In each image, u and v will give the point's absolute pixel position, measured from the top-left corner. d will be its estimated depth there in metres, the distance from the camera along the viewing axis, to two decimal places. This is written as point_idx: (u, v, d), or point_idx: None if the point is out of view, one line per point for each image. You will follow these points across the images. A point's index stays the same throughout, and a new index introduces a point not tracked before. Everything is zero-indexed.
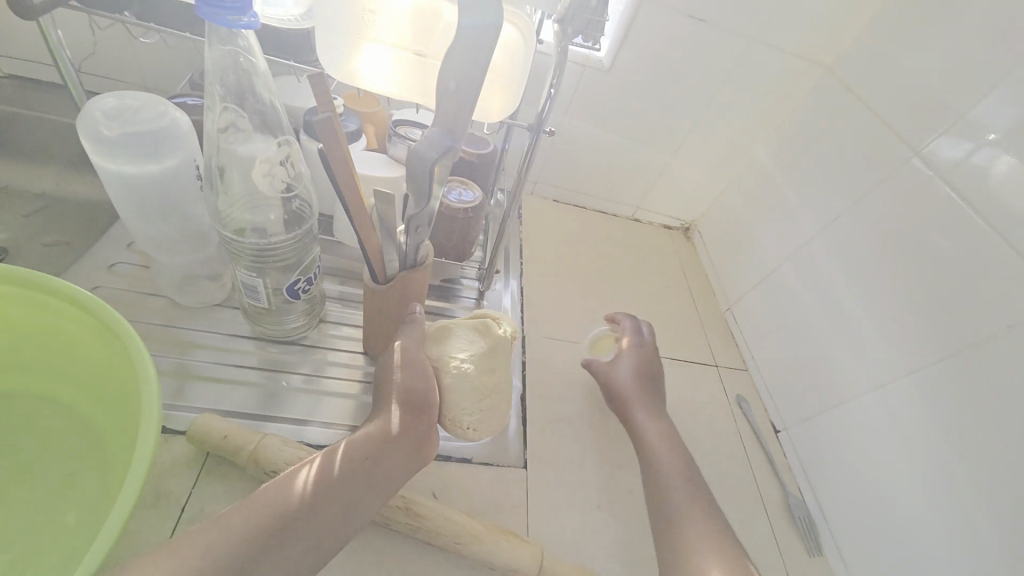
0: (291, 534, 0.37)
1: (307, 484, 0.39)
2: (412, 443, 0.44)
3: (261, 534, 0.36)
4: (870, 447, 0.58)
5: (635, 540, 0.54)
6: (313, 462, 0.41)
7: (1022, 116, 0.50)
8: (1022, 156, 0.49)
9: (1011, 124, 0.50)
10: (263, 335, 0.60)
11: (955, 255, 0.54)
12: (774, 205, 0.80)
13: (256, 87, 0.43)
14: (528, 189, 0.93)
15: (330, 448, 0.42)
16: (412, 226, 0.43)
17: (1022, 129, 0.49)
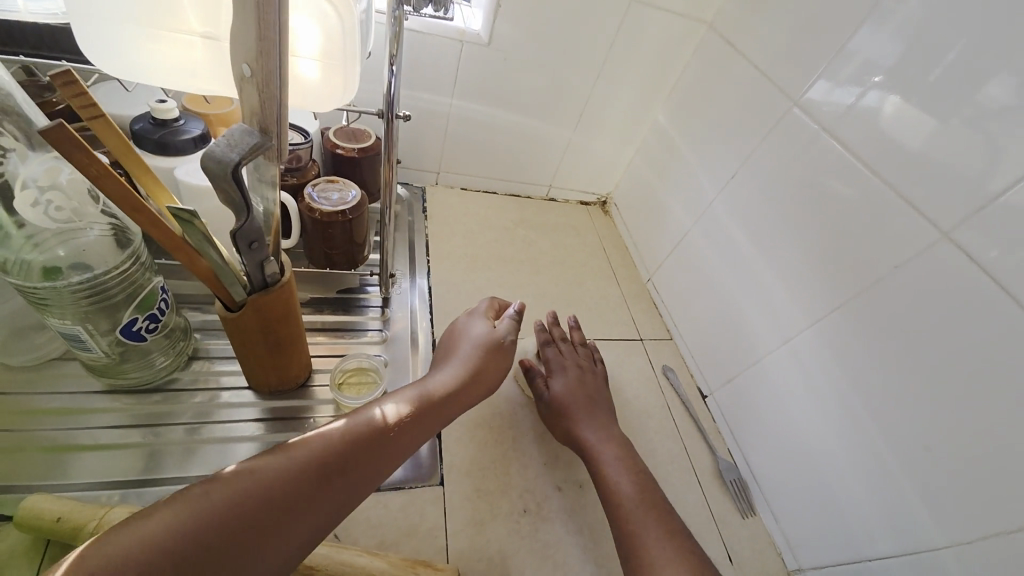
0: None
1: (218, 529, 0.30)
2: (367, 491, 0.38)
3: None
4: (788, 402, 0.58)
5: (567, 540, 0.51)
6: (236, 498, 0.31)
7: (902, 52, 0.48)
8: (909, 93, 0.47)
9: (895, 62, 0.49)
10: (120, 385, 0.51)
11: (848, 200, 0.53)
12: (678, 170, 0.79)
13: (9, 100, 0.36)
14: (432, 180, 0.87)
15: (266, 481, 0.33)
16: (243, 244, 0.36)
17: (904, 67, 0.48)
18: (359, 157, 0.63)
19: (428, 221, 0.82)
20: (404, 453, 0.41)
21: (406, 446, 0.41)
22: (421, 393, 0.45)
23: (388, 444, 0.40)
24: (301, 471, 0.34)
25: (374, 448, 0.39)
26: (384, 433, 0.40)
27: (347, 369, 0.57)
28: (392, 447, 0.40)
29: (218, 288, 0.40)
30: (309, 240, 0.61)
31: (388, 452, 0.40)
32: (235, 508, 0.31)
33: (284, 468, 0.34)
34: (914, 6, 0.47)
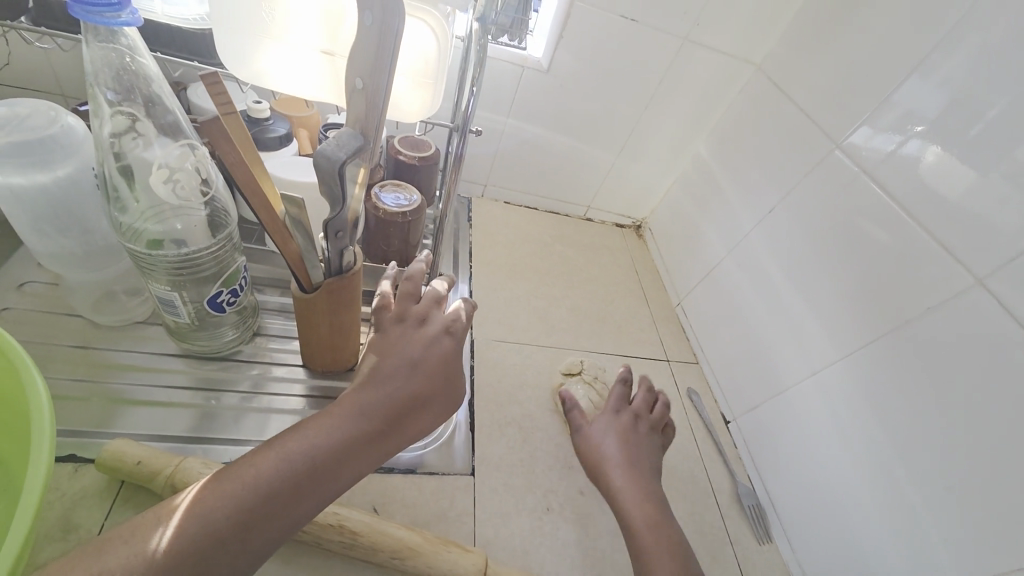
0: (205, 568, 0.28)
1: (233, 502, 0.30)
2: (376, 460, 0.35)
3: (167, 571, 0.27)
4: (812, 433, 0.60)
5: (587, 541, 0.54)
6: (246, 474, 0.30)
7: (947, 107, 0.51)
8: (950, 146, 0.50)
9: (939, 116, 0.51)
10: (193, 352, 0.57)
11: (884, 242, 0.55)
12: (715, 200, 0.82)
13: (151, 90, 0.42)
14: (478, 192, 0.92)
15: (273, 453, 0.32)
16: (331, 232, 0.41)
17: (948, 122, 0.50)
18: (419, 165, 0.69)
19: (472, 229, 0.86)
20: (367, 453, 0.34)
21: (360, 462, 0.34)
22: (381, 400, 0.35)
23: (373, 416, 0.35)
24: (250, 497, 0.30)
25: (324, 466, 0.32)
26: (332, 455, 0.33)
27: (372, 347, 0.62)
28: (340, 465, 0.33)
29: (299, 269, 0.45)
30: (368, 237, 0.66)
31: (336, 470, 0.33)
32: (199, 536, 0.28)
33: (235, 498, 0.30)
34: (964, 64, 0.49)
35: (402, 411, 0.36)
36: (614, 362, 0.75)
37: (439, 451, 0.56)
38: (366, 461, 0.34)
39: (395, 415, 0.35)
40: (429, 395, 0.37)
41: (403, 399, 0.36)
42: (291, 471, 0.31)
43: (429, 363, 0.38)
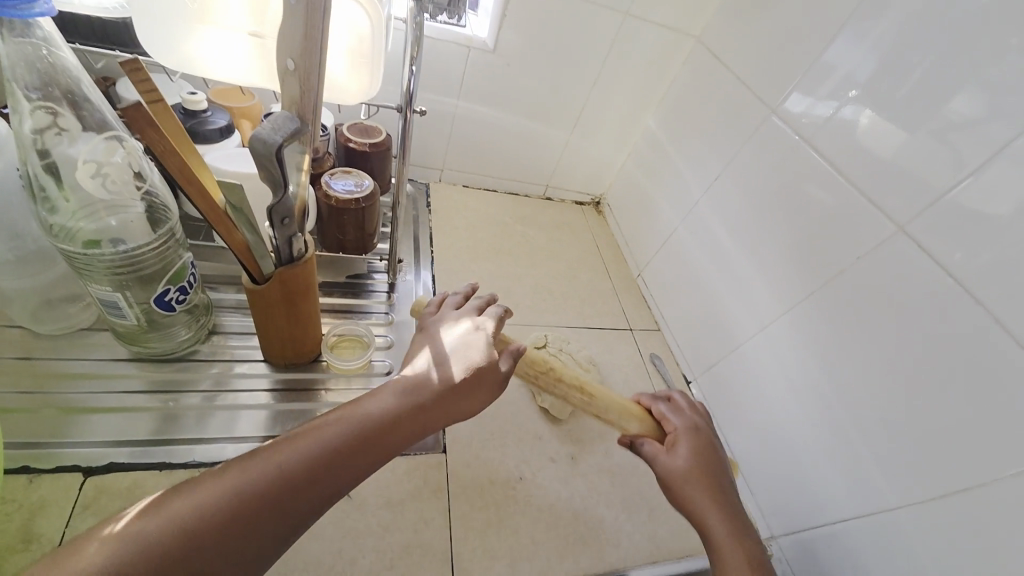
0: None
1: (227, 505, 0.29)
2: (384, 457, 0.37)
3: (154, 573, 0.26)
4: (764, 384, 0.63)
5: (560, 504, 0.56)
6: (246, 474, 0.31)
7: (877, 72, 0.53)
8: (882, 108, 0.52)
9: (869, 82, 0.54)
10: (146, 354, 0.55)
11: (817, 199, 0.58)
12: (666, 171, 0.85)
13: (72, 83, 0.40)
14: (435, 176, 0.92)
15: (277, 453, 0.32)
16: (277, 219, 0.41)
17: (879, 87, 0.53)
18: (371, 151, 0.68)
19: (432, 214, 0.86)
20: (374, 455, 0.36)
21: (400, 439, 0.38)
22: (421, 392, 0.39)
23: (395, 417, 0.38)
24: (264, 490, 0.31)
25: (345, 456, 0.34)
26: (379, 425, 0.37)
27: (335, 337, 0.62)
28: (359, 458, 0.35)
29: (248, 261, 0.44)
30: (323, 227, 0.65)
31: (360, 458, 0.35)
32: (206, 531, 0.28)
33: (247, 492, 0.30)
34: (891, 27, 0.52)
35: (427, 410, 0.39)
36: (578, 334, 0.77)
37: None
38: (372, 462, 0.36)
39: (389, 422, 0.37)
40: (444, 397, 0.40)
41: (383, 417, 0.37)
42: (310, 466, 0.33)
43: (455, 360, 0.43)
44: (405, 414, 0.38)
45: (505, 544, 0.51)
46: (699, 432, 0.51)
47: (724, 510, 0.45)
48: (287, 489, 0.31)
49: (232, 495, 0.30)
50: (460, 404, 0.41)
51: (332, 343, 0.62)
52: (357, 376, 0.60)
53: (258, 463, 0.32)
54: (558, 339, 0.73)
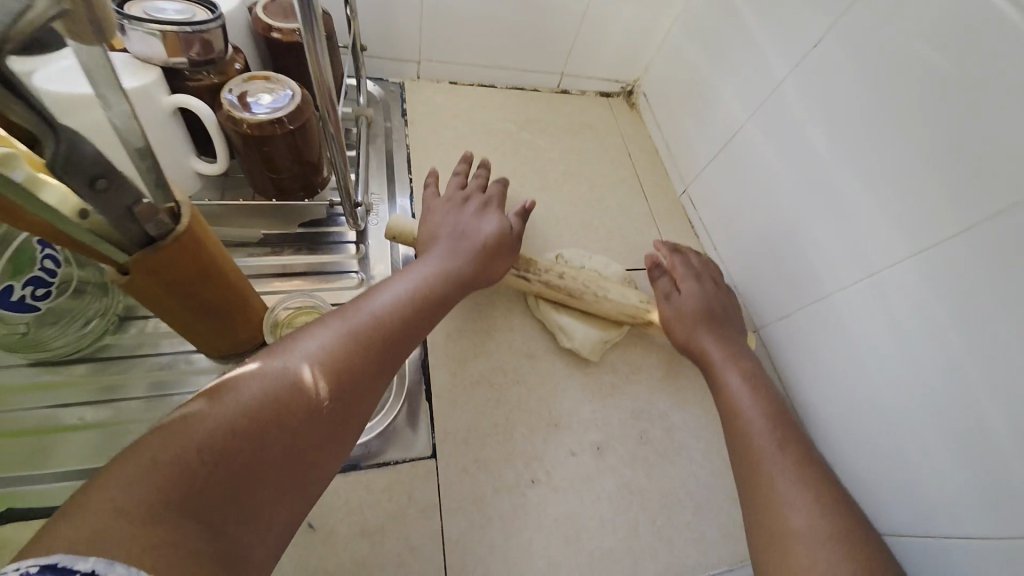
0: (244, 474, 0.26)
1: (265, 399, 0.28)
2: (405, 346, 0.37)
3: (208, 476, 0.24)
4: (860, 351, 0.47)
5: (582, 512, 0.45)
6: (276, 371, 0.30)
7: None
8: None
9: None
10: (43, 359, 0.43)
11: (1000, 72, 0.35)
12: (729, 40, 0.59)
13: None
14: (412, 73, 0.69)
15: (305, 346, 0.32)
16: (80, 182, 0.25)
17: None
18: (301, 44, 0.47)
19: (409, 127, 0.66)
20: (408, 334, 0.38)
21: (442, 303, 0.42)
22: (467, 255, 0.46)
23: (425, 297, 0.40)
24: (343, 349, 0.33)
25: (414, 310, 0.39)
26: (417, 298, 0.40)
27: (289, 311, 0.47)
28: (431, 303, 0.40)
29: (88, 251, 0.28)
30: (245, 163, 0.46)
31: (427, 311, 0.40)
32: (261, 422, 0.27)
33: (329, 353, 0.32)
34: None
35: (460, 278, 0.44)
36: None
37: (389, 434, 0.44)
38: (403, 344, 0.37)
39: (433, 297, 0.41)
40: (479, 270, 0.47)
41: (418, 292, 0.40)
42: (386, 323, 0.36)
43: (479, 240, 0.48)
44: (444, 293, 0.42)
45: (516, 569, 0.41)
46: (705, 276, 0.55)
47: (730, 343, 0.49)
48: (361, 347, 0.34)
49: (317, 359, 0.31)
50: (497, 268, 0.48)
51: (285, 320, 0.47)
52: None
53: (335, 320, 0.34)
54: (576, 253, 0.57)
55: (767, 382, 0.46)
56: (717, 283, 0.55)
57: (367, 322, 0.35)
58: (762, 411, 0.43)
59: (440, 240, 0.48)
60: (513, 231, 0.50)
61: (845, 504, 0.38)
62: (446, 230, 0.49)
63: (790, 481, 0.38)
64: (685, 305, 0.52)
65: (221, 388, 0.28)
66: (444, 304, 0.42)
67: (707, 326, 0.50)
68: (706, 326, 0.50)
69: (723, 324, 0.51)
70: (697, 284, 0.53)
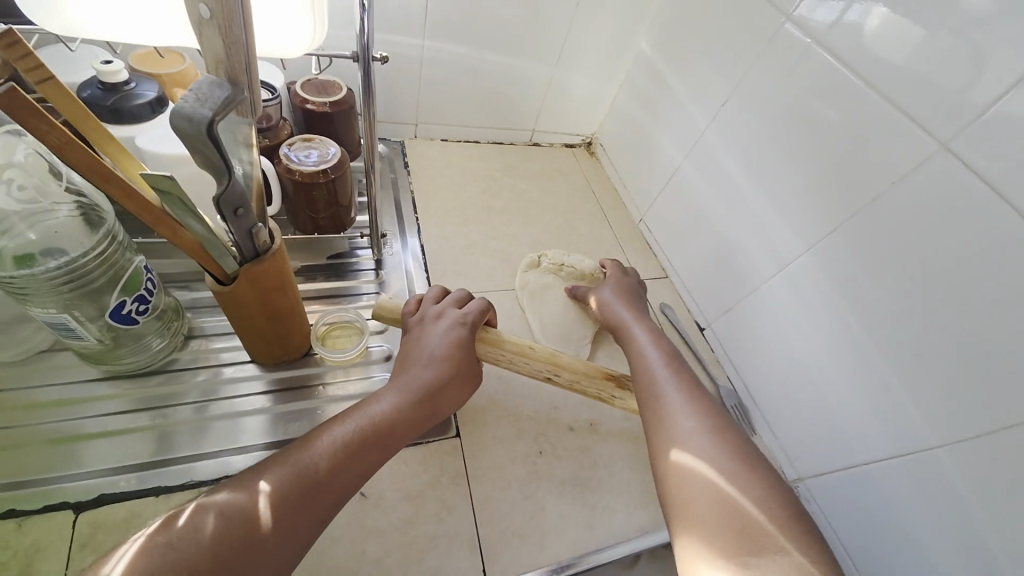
0: None
1: None
2: (310, 521, 0.33)
3: None
4: (786, 327, 0.60)
5: (582, 474, 0.54)
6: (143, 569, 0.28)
7: None
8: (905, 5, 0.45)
9: None
10: (120, 371, 0.50)
11: (843, 122, 0.52)
12: (663, 101, 0.76)
13: None
14: (410, 133, 0.83)
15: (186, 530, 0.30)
16: (228, 211, 0.34)
17: None
18: (333, 112, 0.60)
19: (412, 176, 0.78)
20: (317, 515, 0.34)
21: (367, 470, 0.38)
22: (422, 370, 0.44)
23: (344, 467, 0.36)
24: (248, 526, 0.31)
25: (352, 455, 0.37)
26: (333, 468, 0.36)
27: (325, 326, 0.57)
28: (352, 471, 0.36)
29: (208, 262, 0.38)
30: (291, 205, 0.57)
31: (348, 481, 0.36)
32: None
33: (232, 535, 0.31)
34: None
35: (391, 433, 0.40)
36: None
37: None
38: (308, 530, 0.33)
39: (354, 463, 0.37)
40: (418, 421, 0.42)
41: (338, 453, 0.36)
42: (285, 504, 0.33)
43: (435, 382, 0.44)
44: (369, 453, 0.38)
45: (531, 520, 0.49)
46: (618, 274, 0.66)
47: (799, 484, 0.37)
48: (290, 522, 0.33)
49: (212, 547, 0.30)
50: (461, 394, 0.47)
51: (323, 334, 0.57)
52: (356, 365, 0.56)
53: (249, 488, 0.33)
54: (557, 254, 0.71)
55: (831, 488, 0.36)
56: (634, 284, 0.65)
57: (290, 485, 0.34)
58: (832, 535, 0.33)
59: (399, 376, 0.44)
60: (477, 370, 0.48)
61: None
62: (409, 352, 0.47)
63: None
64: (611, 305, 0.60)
65: None
66: (387, 442, 0.39)
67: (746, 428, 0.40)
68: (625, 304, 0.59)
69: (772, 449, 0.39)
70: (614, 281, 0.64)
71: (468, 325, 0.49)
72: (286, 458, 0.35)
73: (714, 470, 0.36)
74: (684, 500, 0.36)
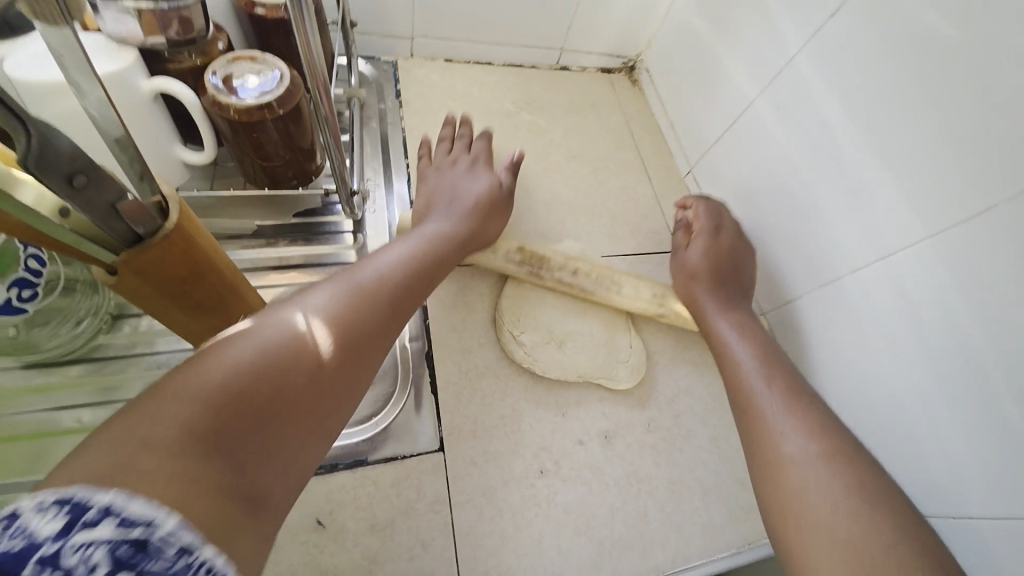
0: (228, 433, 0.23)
1: (252, 352, 0.26)
2: (391, 305, 0.34)
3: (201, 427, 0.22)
4: (874, 334, 0.46)
5: (592, 500, 0.45)
6: (265, 324, 0.28)
7: None
8: None
9: None
10: (33, 360, 0.41)
11: None
12: (741, 11, 0.56)
13: None
14: (405, 50, 0.66)
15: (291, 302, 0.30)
16: (57, 181, 0.22)
17: None
18: (289, 20, 0.45)
19: (405, 109, 0.63)
20: (397, 300, 0.35)
21: (430, 271, 0.40)
22: (462, 215, 0.48)
23: (409, 259, 0.39)
24: (299, 346, 0.27)
25: (409, 282, 0.37)
26: (402, 263, 0.38)
27: None
28: (417, 268, 0.39)
29: (68, 252, 0.26)
30: (234, 151, 0.44)
31: (420, 270, 0.39)
32: (261, 389, 0.25)
33: (340, 307, 0.31)
34: None
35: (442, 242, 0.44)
36: (611, 266, 0.59)
37: (397, 428, 0.44)
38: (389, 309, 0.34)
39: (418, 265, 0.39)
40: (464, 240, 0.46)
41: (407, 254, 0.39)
42: (380, 283, 0.35)
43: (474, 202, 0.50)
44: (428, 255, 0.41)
45: (526, 558, 0.41)
46: (722, 232, 0.56)
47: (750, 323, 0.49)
48: (350, 336, 0.30)
49: (264, 355, 0.26)
50: (494, 224, 0.51)
51: None
52: None
53: (339, 274, 0.34)
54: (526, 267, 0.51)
55: (766, 339, 0.47)
56: (734, 237, 0.56)
57: (368, 278, 0.34)
58: (830, 452, 0.36)
59: (438, 211, 0.49)
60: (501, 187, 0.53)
61: (848, 446, 0.37)
62: (445, 196, 0.51)
63: (844, 489, 0.34)
64: (694, 272, 0.53)
65: (228, 338, 0.27)
66: (438, 250, 0.43)
67: (710, 294, 0.51)
68: (708, 287, 0.52)
69: (728, 285, 0.52)
70: (709, 241, 0.54)
71: (489, 168, 0.55)
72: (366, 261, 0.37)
73: (823, 480, 0.34)
74: (785, 482, 0.35)
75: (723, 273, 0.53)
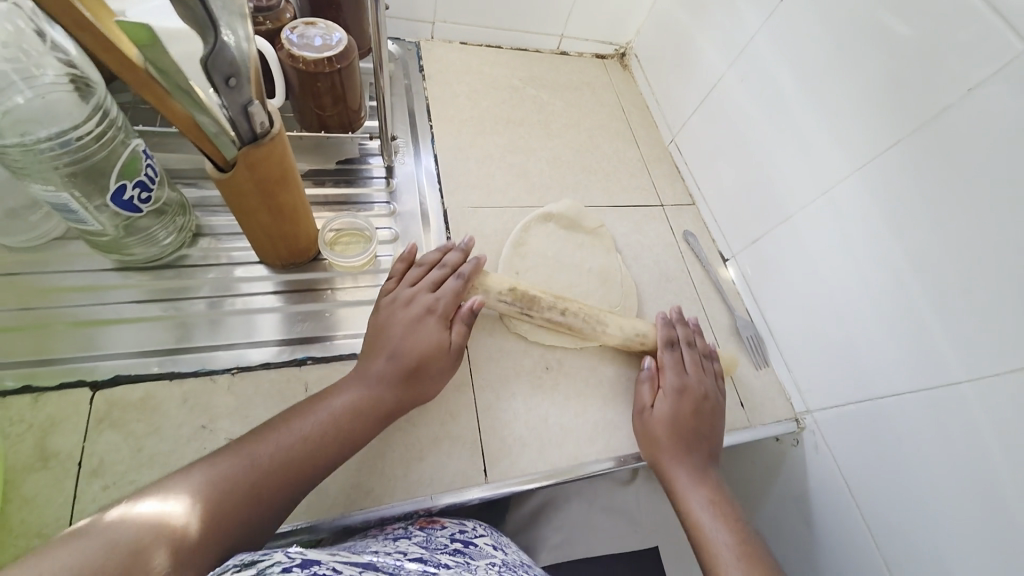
0: None
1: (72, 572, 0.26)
2: (265, 517, 0.34)
3: None
4: (818, 258, 0.56)
5: (588, 392, 0.54)
6: (94, 545, 0.27)
7: None
8: None
9: None
10: (130, 262, 0.50)
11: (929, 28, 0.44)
12: (712, 1, 0.67)
13: None
14: (427, 33, 0.76)
15: (144, 515, 0.30)
16: (219, 79, 0.31)
17: None
18: None
19: (427, 81, 0.73)
20: (271, 514, 0.34)
21: (323, 467, 0.37)
22: (392, 382, 0.42)
23: (303, 465, 0.36)
24: (159, 543, 0.29)
25: (301, 457, 0.36)
26: (291, 461, 0.36)
27: (335, 231, 0.55)
28: (307, 469, 0.36)
29: (205, 144, 0.36)
30: (296, 100, 0.54)
31: (308, 473, 0.36)
32: None
33: (199, 519, 0.31)
34: None
35: (356, 422, 0.39)
36: (604, 215, 0.69)
37: None
38: (259, 518, 0.33)
39: (306, 462, 0.36)
40: (386, 409, 0.41)
41: (302, 450, 0.36)
42: (250, 492, 0.33)
43: (413, 349, 0.44)
44: (330, 446, 0.38)
45: (534, 430, 0.50)
46: (687, 394, 0.51)
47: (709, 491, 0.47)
48: (213, 525, 0.31)
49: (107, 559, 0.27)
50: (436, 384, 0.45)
51: (331, 239, 0.55)
52: (365, 273, 0.55)
53: (214, 473, 0.33)
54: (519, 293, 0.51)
55: (728, 509, 0.46)
56: (700, 402, 0.51)
57: (242, 479, 0.33)
58: None
59: (368, 365, 0.43)
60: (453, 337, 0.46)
61: None
62: (385, 338, 0.44)
63: None
64: (661, 418, 0.50)
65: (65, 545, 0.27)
66: (344, 437, 0.38)
67: (677, 452, 0.48)
68: (672, 453, 0.49)
69: (690, 442, 0.49)
70: (671, 405, 0.51)
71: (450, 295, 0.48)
72: (245, 456, 0.35)
73: None
74: None
75: (691, 421, 0.50)
